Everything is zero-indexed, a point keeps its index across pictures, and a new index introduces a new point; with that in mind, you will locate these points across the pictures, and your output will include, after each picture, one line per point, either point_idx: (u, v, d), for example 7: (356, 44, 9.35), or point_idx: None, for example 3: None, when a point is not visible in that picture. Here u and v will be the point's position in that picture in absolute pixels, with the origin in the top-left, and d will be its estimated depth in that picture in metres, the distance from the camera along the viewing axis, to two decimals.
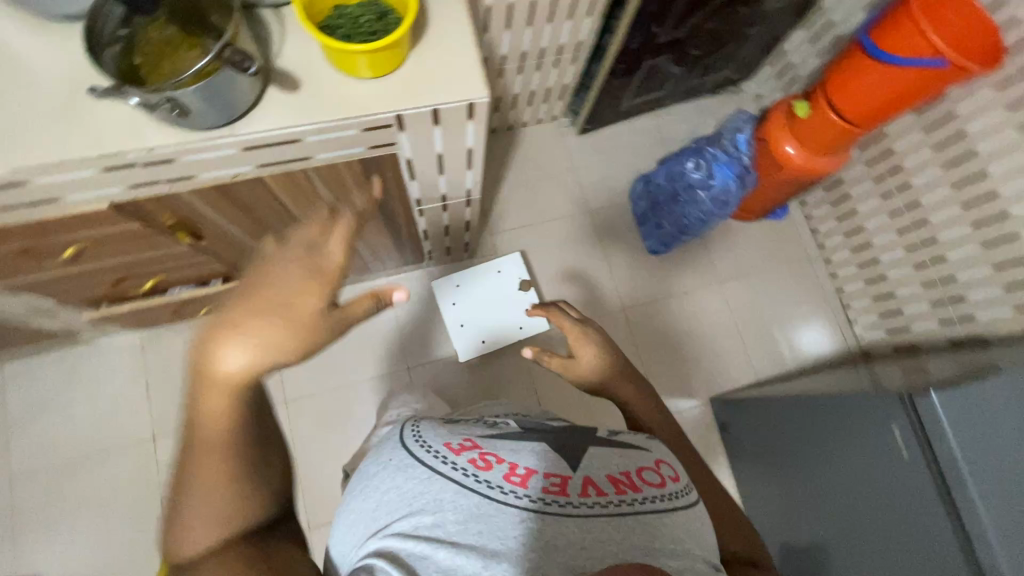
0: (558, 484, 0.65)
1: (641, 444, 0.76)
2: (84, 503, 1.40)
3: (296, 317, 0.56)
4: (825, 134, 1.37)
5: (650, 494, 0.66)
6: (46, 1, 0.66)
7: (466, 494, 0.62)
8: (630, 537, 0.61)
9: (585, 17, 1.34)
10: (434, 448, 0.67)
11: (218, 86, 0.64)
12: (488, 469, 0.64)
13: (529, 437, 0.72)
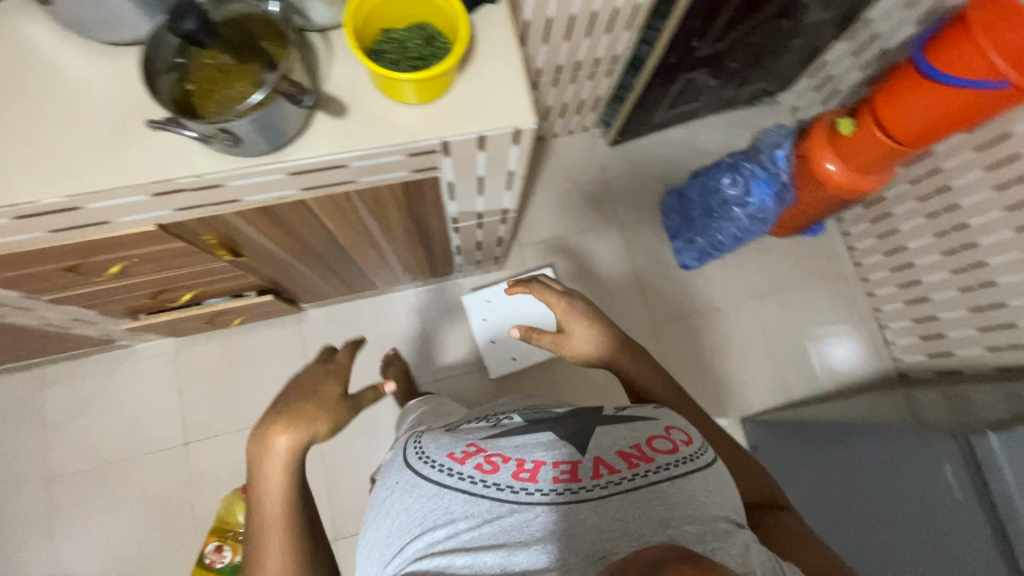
0: (569, 472, 0.63)
1: (651, 415, 0.74)
2: (118, 507, 1.43)
3: (324, 401, 0.84)
4: (870, 152, 1.32)
5: (663, 462, 0.64)
6: (105, 28, 0.67)
7: (475, 501, 0.62)
8: (646, 511, 0.59)
9: (623, 31, 1.32)
10: (438, 460, 0.68)
11: (269, 116, 0.64)
12: (495, 472, 0.64)
13: (534, 429, 0.71)
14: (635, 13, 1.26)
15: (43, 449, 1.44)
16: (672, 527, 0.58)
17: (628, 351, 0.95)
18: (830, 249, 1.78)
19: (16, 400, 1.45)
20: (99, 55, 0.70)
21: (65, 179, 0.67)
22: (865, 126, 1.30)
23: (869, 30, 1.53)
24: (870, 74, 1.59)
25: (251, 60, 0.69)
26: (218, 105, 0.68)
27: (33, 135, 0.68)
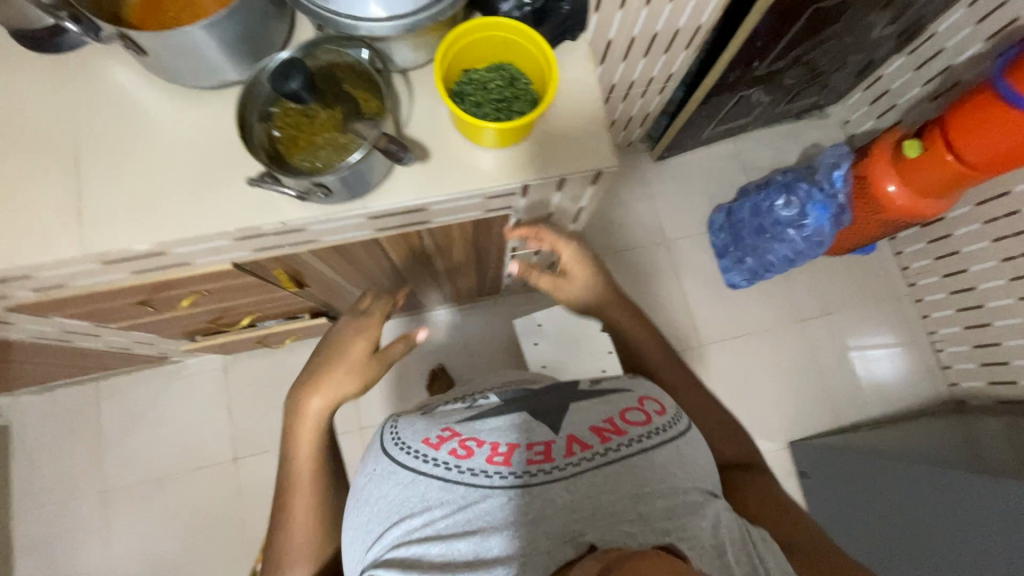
0: (542, 452, 0.62)
1: (622, 385, 0.73)
2: (170, 521, 1.45)
3: (352, 362, 0.82)
4: (936, 178, 1.26)
5: (634, 436, 0.63)
6: (200, 74, 0.67)
7: (450, 489, 0.60)
8: (618, 487, 0.59)
9: (682, 51, 1.29)
10: (411, 444, 0.65)
11: (360, 167, 0.64)
12: (470, 457, 0.62)
13: (510, 411, 0.68)
14: (695, 33, 1.23)
15: (100, 462, 1.47)
16: (642, 503, 0.58)
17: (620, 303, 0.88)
18: (882, 268, 1.73)
19: (73, 413, 1.49)
20: (186, 103, 0.72)
21: (155, 226, 0.68)
22: (934, 149, 1.23)
23: (933, 45, 1.47)
24: (931, 90, 1.53)
25: (334, 103, 0.68)
26: (304, 150, 0.68)
27: (125, 182, 0.69)
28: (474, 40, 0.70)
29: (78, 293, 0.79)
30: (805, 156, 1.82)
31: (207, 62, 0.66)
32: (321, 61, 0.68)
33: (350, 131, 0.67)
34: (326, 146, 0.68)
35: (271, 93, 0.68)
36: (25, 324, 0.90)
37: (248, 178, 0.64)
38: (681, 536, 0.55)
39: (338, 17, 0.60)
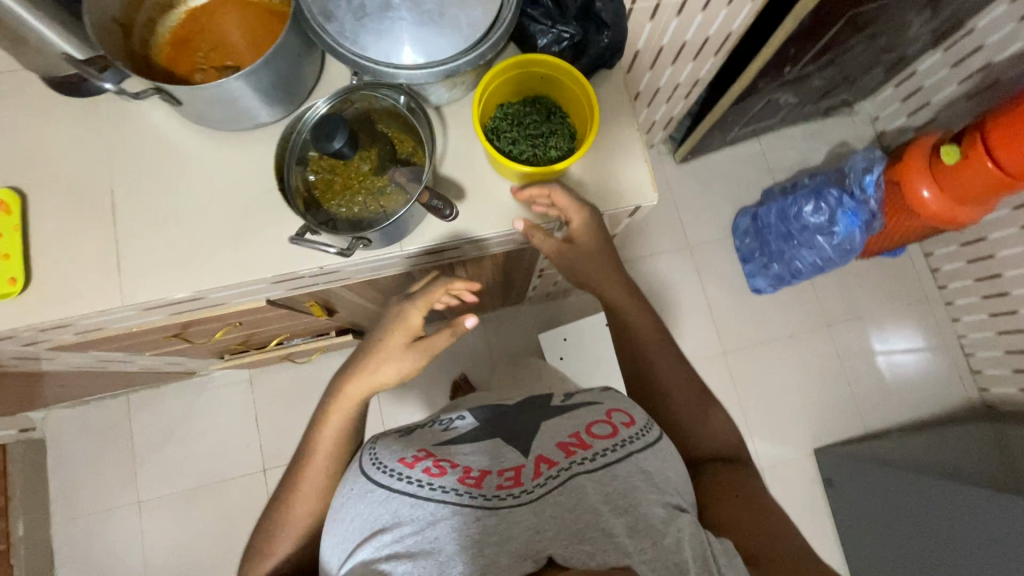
0: (512, 477, 0.64)
1: (592, 399, 0.76)
2: (206, 531, 1.48)
3: (390, 348, 0.79)
4: (974, 184, 1.22)
5: (598, 448, 0.66)
6: (238, 118, 0.67)
7: (421, 505, 0.60)
8: (583, 501, 0.60)
9: (710, 56, 1.25)
10: (388, 464, 0.66)
11: (400, 218, 0.63)
12: (442, 475, 0.63)
13: (487, 435, 0.72)
14: (725, 39, 1.19)
15: (135, 473, 1.51)
16: (604, 517, 0.58)
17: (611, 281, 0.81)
18: (911, 270, 1.69)
19: (107, 425, 1.52)
20: (219, 146, 0.70)
21: (195, 272, 0.68)
22: (973, 155, 1.19)
23: (972, 42, 1.41)
24: (968, 88, 1.47)
25: (369, 144, 0.67)
26: (342, 194, 0.67)
27: (161, 228, 0.68)
28: (511, 75, 0.69)
29: (116, 333, 0.79)
30: (832, 155, 1.77)
31: (244, 104, 0.65)
32: (357, 104, 0.67)
33: (388, 176, 0.67)
34: (363, 191, 0.67)
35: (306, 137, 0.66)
36: (63, 357, 0.91)
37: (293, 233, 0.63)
38: (643, 557, 0.55)
39: (374, 65, 0.58)
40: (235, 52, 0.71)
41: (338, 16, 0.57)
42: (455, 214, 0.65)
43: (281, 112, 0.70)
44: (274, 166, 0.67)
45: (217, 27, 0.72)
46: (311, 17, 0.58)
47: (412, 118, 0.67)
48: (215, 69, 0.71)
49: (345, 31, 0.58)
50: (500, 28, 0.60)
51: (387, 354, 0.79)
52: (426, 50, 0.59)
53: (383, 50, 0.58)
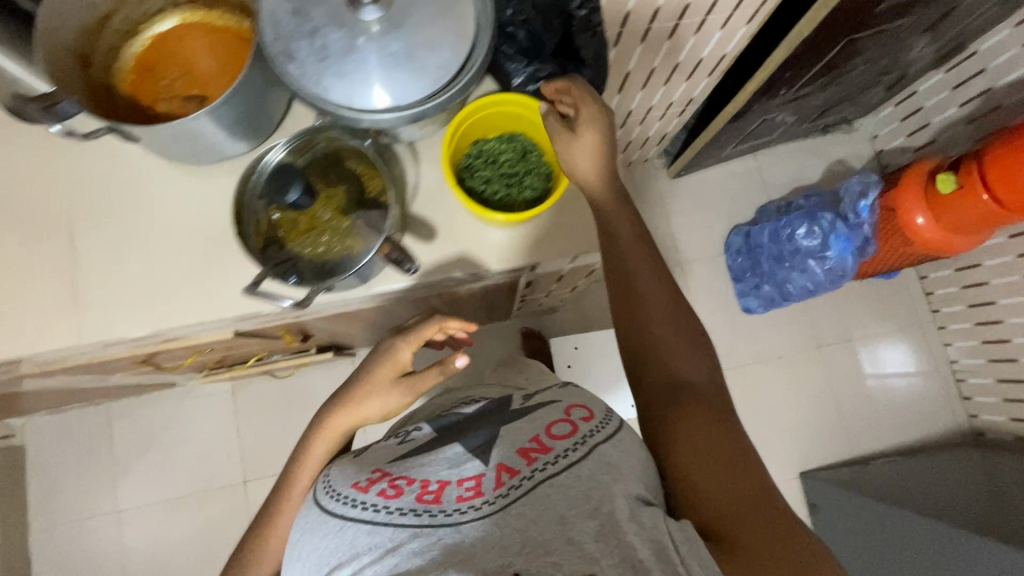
0: (473, 487, 0.54)
1: (552, 397, 0.66)
2: (188, 542, 1.48)
3: (378, 383, 0.81)
4: (970, 215, 1.19)
5: (560, 451, 0.56)
6: (203, 151, 0.64)
7: (378, 531, 0.51)
8: (553, 507, 0.50)
9: (703, 77, 1.21)
10: (339, 490, 0.57)
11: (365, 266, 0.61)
12: (399, 495, 0.53)
13: (441, 444, 0.61)
14: (719, 61, 1.15)
15: (115, 482, 1.50)
16: (571, 527, 0.49)
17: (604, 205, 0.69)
18: (904, 291, 1.67)
19: (88, 433, 1.50)
20: (184, 176, 0.68)
21: (155, 310, 0.66)
22: (969, 185, 1.16)
23: (974, 64, 1.37)
24: (969, 111, 1.43)
25: (338, 183, 0.66)
26: (308, 234, 0.64)
27: (122, 264, 0.66)
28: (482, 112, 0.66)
29: (78, 363, 0.77)
30: (828, 173, 1.74)
31: (212, 138, 0.63)
32: (321, 145, 0.66)
33: (356, 215, 0.64)
34: (329, 231, 0.64)
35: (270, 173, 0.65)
36: (27, 381, 0.88)
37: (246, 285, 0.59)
38: (605, 564, 0.47)
39: (339, 109, 0.56)
40: (202, 81, 0.69)
41: (300, 57, 0.55)
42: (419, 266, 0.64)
43: (250, 143, 0.68)
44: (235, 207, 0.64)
45: (184, 54, 0.69)
46: (272, 57, 0.55)
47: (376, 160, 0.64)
48: (183, 99, 0.68)
49: (307, 72, 0.55)
50: (470, 71, 0.57)
51: (375, 387, 0.81)
52: (392, 93, 0.56)
53: (348, 94, 0.56)
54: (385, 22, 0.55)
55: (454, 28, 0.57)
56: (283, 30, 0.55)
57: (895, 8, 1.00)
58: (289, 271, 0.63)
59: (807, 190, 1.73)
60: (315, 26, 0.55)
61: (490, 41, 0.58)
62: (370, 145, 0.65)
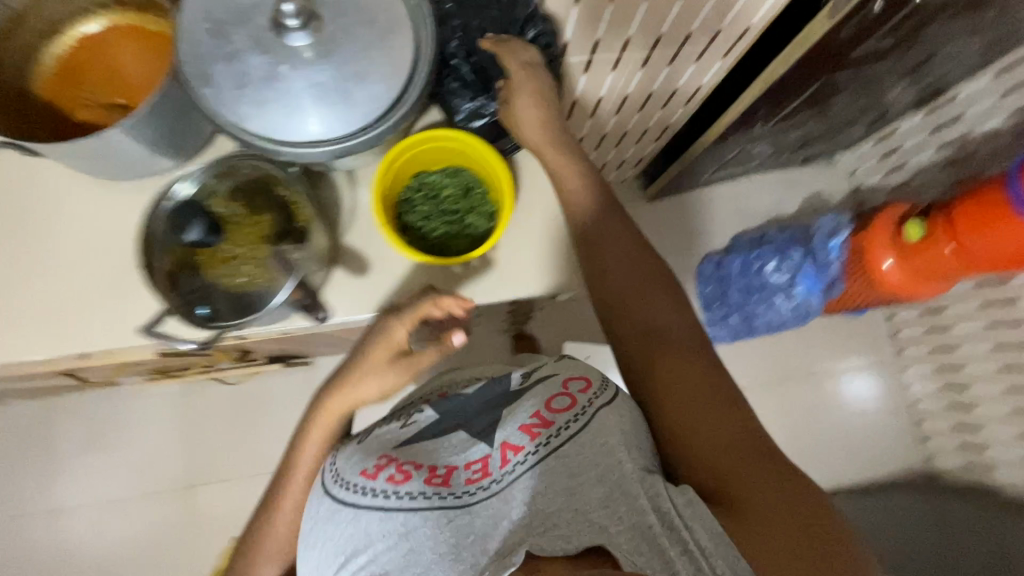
0: (479, 468, 0.66)
1: (550, 370, 0.75)
2: (126, 549, 1.41)
3: (375, 364, 0.70)
4: (936, 263, 1.17)
5: (560, 424, 0.67)
6: (122, 165, 0.61)
7: (389, 517, 0.64)
8: (553, 483, 0.63)
9: (680, 106, 1.18)
10: (347, 479, 0.69)
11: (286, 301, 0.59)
12: (406, 481, 0.66)
13: (444, 431, 0.72)
14: (695, 91, 1.12)
15: (54, 482, 1.43)
16: (575, 497, 0.62)
17: (586, 188, 0.78)
18: (872, 329, 1.66)
19: (26, 428, 1.43)
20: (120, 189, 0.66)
21: (109, 327, 0.67)
22: (938, 235, 1.14)
23: (952, 109, 1.36)
24: (944, 156, 1.42)
25: (265, 210, 0.62)
26: (228, 262, 0.60)
27: (77, 280, 0.68)
28: (431, 148, 0.63)
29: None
30: (804, 206, 1.73)
31: (134, 154, 0.60)
32: (247, 170, 0.62)
33: (281, 246, 0.61)
34: (251, 261, 0.60)
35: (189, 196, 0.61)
36: None
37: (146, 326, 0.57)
38: (617, 530, 0.59)
39: (257, 139, 0.52)
40: (127, 89, 0.64)
41: (215, 82, 0.51)
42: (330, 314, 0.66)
43: (177, 159, 0.64)
44: (145, 237, 0.59)
45: (110, 57, 0.64)
46: (187, 79, 0.51)
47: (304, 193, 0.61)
48: (106, 108, 0.64)
49: (223, 99, 0.51)
50: (402, 108, 0.54)
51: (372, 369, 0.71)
52: (311, 125, 0.52)
53: (267, 123, 0.52)
54: (313, 52, 0.51)
55: (388, 61, 0.53)
56: (199, 51, 0.51)
57: (873, 53, 0.97)
58: (199, 304, 0.59)
59: (783, 221, 1.71)
60: (234, 50, 0.51)
61: (427, 78, 0.55)
62: (297, 175, 0.61)
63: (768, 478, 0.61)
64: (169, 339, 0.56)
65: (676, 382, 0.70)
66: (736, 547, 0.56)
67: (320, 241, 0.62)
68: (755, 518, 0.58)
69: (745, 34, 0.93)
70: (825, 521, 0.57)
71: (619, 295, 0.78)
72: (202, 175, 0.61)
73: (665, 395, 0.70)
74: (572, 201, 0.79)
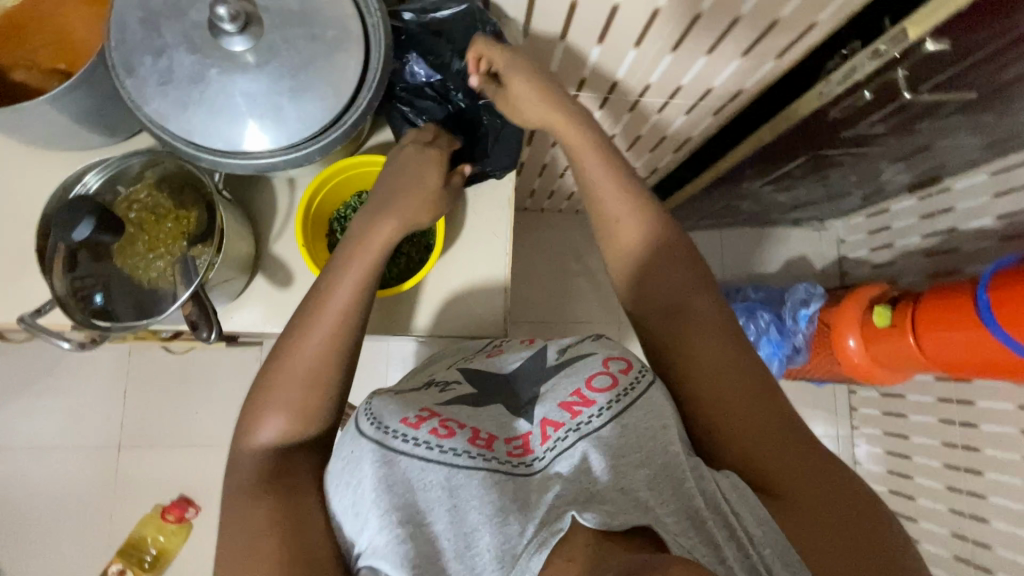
0: (521, 446, 0.56)
1: (584, 349, 0.63)
2: (29, 501, 1.34)
3: (428, 185, 0.64)
4: (895, 354, 1.15)
5: (604, 404, 0.56)
6: (41, 135, 0.57)
7: (433, 471, 0.52)
8: (618, 463, 0.53)
9: (668, 152, 1.14)
10: (386, 423, 0.54)
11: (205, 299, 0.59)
12: (451, 437, 0.54)
13: (484, 403, 0.59)
14: (684, 142, 1.09)
15: None
16: (621, 477, 0.52)
17: (595, 145, 0.68)
18: (828, 404, 1.58)
19: None
20: (45, 156, 0.63)
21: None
22: (900, 325, 1.11)
23: (944, 200, 1.34)
24: (929, 244, 1.39)
25: (191, 207, 0.60)
26: (138, 254, 0.58)
27: None
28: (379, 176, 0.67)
29: None
30: (785, 267, 1.68)
31: (52, 126, 0.56)
32: (171, 163, 0.60)
33: (191, 249, 0.58)
34: (165, 257, 0.58)
35: (104, 181, 0.59)
36: None
37: (30, 314, 0.55)
38: (665, 510, 0.51)
39: (174, 140, 0.50)
40: (71, 55, 0.61)
41: (139, 73, 0.49)
42: (219, 336, 0.56)
43: (103, 135, 0.61)
44: (42, 219, 0.56)
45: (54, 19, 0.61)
46: (111, 66, 0.50)
47: (224, 198, 0.58)
48: (47, 73, 0.61)
49: (145, 93, 0.49)
50: (338, 131, 0.52)
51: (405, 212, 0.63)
52: (235, 134, 0.50)
53: (185, 125, 0.50)
54: (247, 59, 0.50)
55: (329, 81, 0.51)
56: (129, 39, 0.49)
57: (867, 136, 0.94)
58: (95, 292, 0.57)
59: (763, 279, 1.68)
60: (163, 44, 0.49)
61: (369, 104, 0.53)
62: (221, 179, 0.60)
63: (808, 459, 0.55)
64: (44, 335, 0.54)
65: (707, 361, 0.60)
66: (784, 534, 0.52)
67: (238, 248, 0.60)
68: (803, 508, 0.52)
69: (738, 96, 0.91)
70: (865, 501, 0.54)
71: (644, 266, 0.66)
72: (124, 161, 0.59)
73: (692, 372, 0.60)
74: (589, 162, 0.68)
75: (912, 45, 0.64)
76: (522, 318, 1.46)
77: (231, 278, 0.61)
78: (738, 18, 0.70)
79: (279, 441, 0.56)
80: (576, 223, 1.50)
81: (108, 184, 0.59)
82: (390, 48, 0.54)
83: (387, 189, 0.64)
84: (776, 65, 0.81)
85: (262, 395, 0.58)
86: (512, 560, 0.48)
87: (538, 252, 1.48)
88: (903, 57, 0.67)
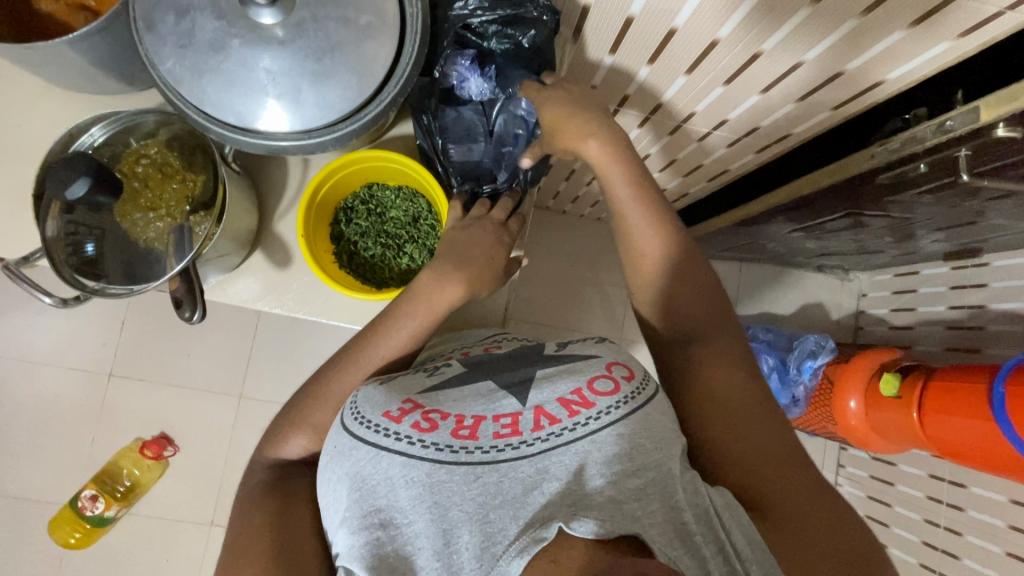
0: (510, 426, 0.53)
1: (587, 348, 0.60)
2: (17, 413, 1.36)
3: (489, 266, 0.66)
4: (896, 426, 1.10)
5: (603, 408, 0.53)
6: (61, 76, 0.56)
7: (415, 466, 0.50)
8: (623, 482, 0.50)
9: (701, 182, 1.10)
10: (369, 417, 0.53)
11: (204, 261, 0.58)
12: (434, 430, 0.52)
13: (472, 381, 0.57)
14: (720, 173, 1.04)
15: None
16: (614, 483, 0.50)
17: (617, 165, 0.65)
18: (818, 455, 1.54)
19: None
20: (68, 96, 0.62)
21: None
22: (906, 397, 1.07)
23: (978, 275, 1.29)
24: (953, 316, 1.34)
25: (199, 170, 0.59)
26: (138, 212, 0.58)
27: None
28: (401, 172, 0.68)
29: None
30: (801, 311, 1.64)
31: (74, 68, 0.55)
32: (181, 124, 0.59)
33: (190, 216, 0.58)
34: (166, 219, 0.58)
35: (109, 134, 0.58)
36: None
37: (23, 260, 0.55)
38: (648, 523, 0.48)
39: (186, 106, 0.50)
40: None
41: (159, 32, 0.48)
42: (201, 318, 0.57)
43: (122, 81, 0.59)
44: (41, 163, 0.54)
45: None
46: (133, 19, 0.49)
47: (230, 172, 0.58)
48: (74, 8, 0.59)
49: (163, 53, 0.49)
50: (353, 125, 0.51)
51: (464, 272, 0.64)
52: (244, 112, 0.49)
53: (198, 91, 0.49)
54: (273, 34, 0.48)
55: (353, 71, 0.50)
56: None
57: (912, 203, 0.89)
58: (86, 241, 0.56)
59: (775, 321, 1.63)
60: (188, 5, 0.48)
61: (391, 101, 0.52)
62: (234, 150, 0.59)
63: (803, 485, 0.53)
64: (30, 287, 0.55)
65: (713, 388, 0.59)
66: (772, 558, 0.49)
67: (240, 224, 0.60)
68: (793, 533, 0.50)
69: (785, 139, 0.85)
70: (854, 534, 0.52)
71: (664, 280, 0.66)
72: (138, 115, 0.58)
73: (697, 394, 0.59)
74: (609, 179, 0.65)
75: (981, 127, 0.60)
76: (525, 318, 1.43)
77: (233, 253, 0.61)
78: (801, 62, 0.66)
79: (301, 453, 0.60)
80: (596, 232, 1.46)
81: (114, 137, 0.58)
82: (423, 41, 0.52)
83: (450, 250, 0.65)
84: (831, 116, 0.76)
85: (290, 412, 0.60)
86: (491, 561, 0.46)
87: (552, 255, 1.45)
88: (969, 137, 0.63)
